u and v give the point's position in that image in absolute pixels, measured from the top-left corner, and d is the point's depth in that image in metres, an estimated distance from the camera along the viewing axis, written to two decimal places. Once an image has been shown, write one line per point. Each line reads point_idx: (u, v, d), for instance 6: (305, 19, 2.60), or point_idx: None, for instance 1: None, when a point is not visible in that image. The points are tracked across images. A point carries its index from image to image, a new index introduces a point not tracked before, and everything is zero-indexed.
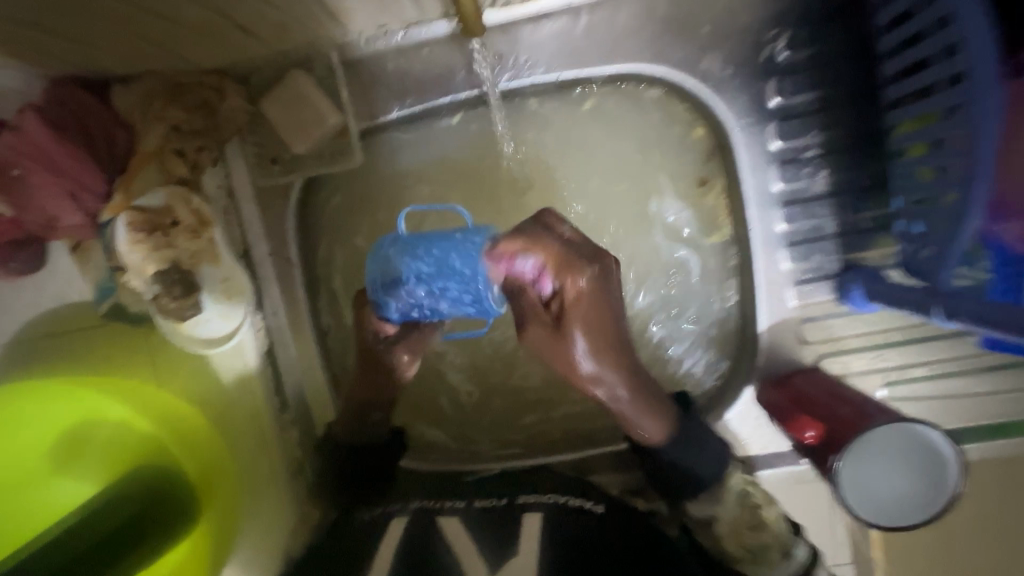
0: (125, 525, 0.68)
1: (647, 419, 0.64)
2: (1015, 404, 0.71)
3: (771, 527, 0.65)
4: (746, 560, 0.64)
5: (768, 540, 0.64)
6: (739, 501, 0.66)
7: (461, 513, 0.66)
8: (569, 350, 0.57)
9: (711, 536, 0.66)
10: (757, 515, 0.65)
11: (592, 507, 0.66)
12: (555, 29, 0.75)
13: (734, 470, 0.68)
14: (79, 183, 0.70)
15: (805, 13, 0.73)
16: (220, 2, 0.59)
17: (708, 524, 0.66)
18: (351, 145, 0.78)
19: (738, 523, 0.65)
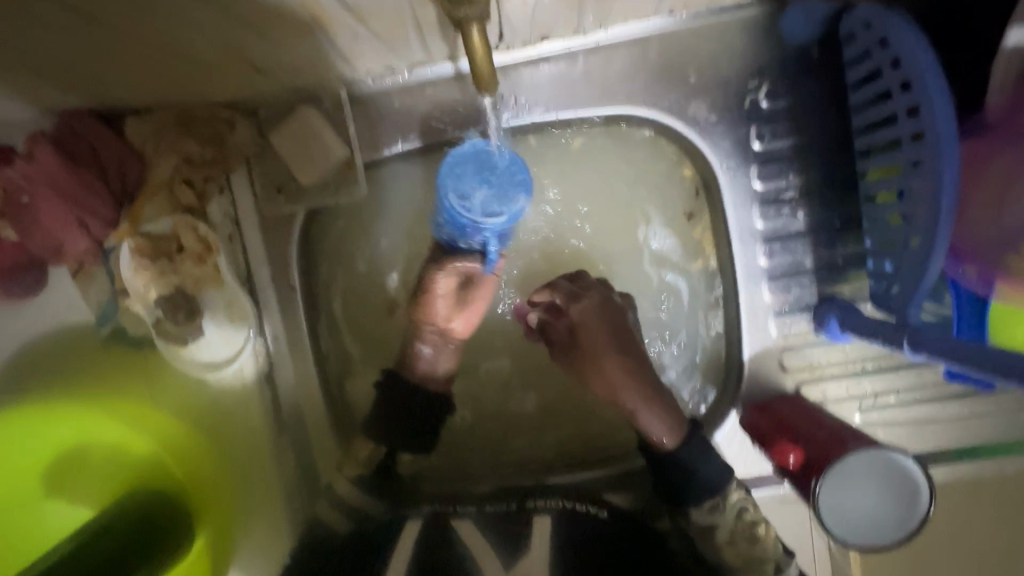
0: (127, 544, 0.68)
1: (656, 421, 0.74)
2: (968, 427, 0.79)
3: (766, 543, 0.70)
4: (742, 570, 0.70)
5: (761, 551, 0.69)
6: (736, 514, 0.71)
7: (474, 516, 0.69)
8: (586, 357, 0.77)
9: (712, 545, 0.71)
10: (754, 530, 0.70)
11: (597, 513, 0.70)
12: (553, 72, 0.78)
13: (729, 489, 0.71)
14: (89, 210, 0.73)
15: (783, 65, 0.77)
16: (242, 49, 0.62)
17: (710, 532, 0.71)
18: (355, 176, 0.80)
19: (735, 533, 0.70)
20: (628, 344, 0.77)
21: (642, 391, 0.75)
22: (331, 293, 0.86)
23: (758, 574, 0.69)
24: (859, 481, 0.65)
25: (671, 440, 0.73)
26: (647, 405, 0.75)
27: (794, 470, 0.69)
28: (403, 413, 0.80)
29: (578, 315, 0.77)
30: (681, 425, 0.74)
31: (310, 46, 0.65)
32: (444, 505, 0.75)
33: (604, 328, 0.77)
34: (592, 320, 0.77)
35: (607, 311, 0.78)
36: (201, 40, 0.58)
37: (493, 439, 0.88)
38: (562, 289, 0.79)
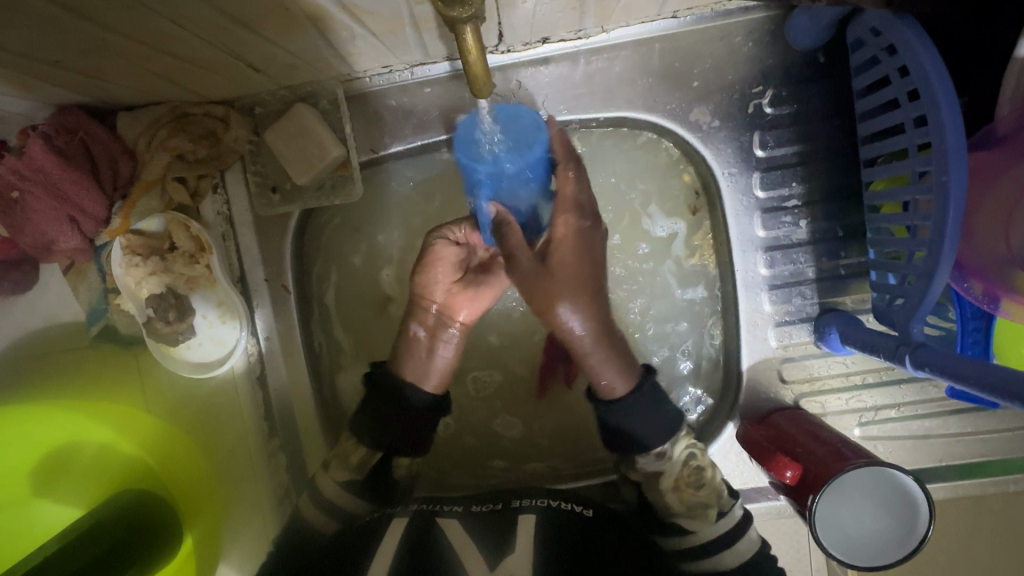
0: (126, 537, 0.67)
1: (608, 366, 0.74)
2: (970, 444, 0.78)
3: (710, 486, 0.72)
4: (685, 515, 0.71)
5: (705, 497, 0.71)
6: (684, 460, 0.72)
7: (459, 516, 0.67)
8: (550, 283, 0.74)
9: (657, 492, 0.72)
10: (700, 475, 0.72)
11: (581, 510, 0.68)
12: (554, 75, 0.77)
13: (678, 437, 0.72)
14: (80, 208, 0.73)
15: (789, 70, 0.75)
16: (234, 46, 0.61)
17: (657, 478, 0.72)
18: (351, 177, 0.79)
19: (681, 479, 0.72)
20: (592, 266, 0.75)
21: (598, 325, 0.75)
22: (322, 294, 0.84)
23: (699, 519, 0.70)
24: (850, 494, 0.65)
25: (622, 387, 0.73)
26: (600, 349, 0.74)
27: (791, 484, 0.67)
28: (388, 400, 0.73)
29: (555, 233, 0.73)
30: (633, 374, 0.74)
31: (305, 45, 0.64)
32: (428, 503, 0.72)
33: (580, 262, 0.74)
34: (569, 240, 0.73)
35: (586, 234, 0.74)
36: (193, 38, 0.57)
37: (485, 445, 0.86)
38: (564, 204, 0.72)
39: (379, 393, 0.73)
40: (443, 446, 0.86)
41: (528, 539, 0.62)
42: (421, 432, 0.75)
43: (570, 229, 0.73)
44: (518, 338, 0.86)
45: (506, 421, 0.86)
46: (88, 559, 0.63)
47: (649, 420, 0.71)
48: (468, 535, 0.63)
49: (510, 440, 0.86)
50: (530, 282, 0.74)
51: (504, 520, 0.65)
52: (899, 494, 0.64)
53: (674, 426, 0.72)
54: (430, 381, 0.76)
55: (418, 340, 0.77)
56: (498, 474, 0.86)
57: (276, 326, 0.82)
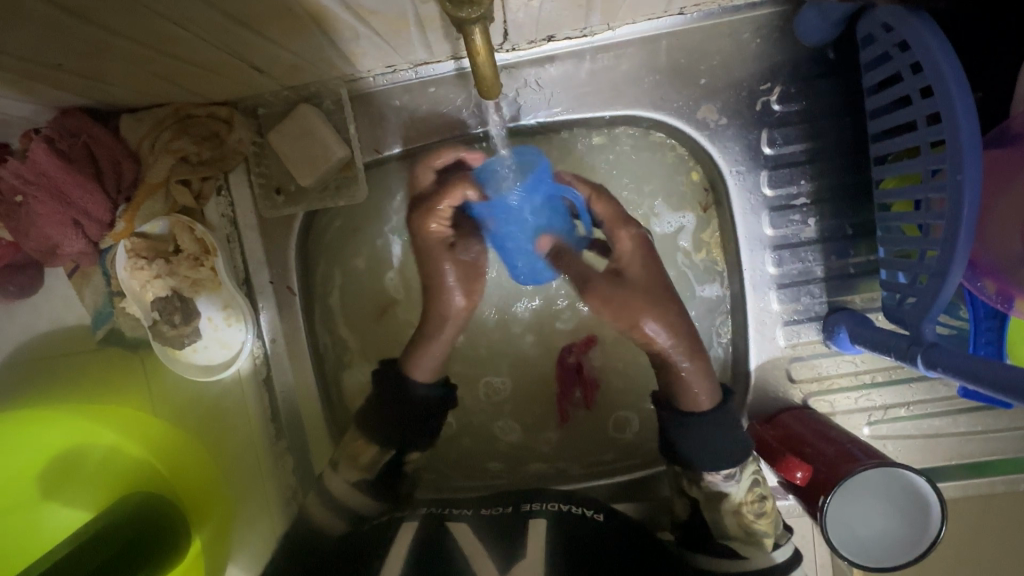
0: (138, 538, 0.67)
1: (700, 381, 0.72)
2: (981, 443, 0.77)
3: (769, 515, 0.70)
4: (740, 539, 0.69)
5: (764, 527, 0.70)
6: (749, 485, 0.70)
7: (469, 520, 0.67)
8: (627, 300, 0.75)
9: (715, 512, 0.71)
10: (762, 503, 0.70)
11: (593, 514, 0.67)
12: (559, 73, 0.76)
13: (748, 461, 0.71)
14: (84, 211, 0.73)
15: (798, 66, 0.74)
16: (238, 47, 0.60)
17: (717, 499, 0.70)
18: (356, 178, 0.78)
19: (743, 505, 0.70)
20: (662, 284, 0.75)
21: (678, 332, 0.72)
22: (327, 295, 0.84)
23: (755, 546, 0.69)
24: (863, 494, 0.65)
25: (707, 401, 0.71)
26: (689, 360, 0.72)
27: (800, 486, 0.67)
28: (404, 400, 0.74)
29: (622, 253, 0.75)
30: (716, 392, 0.72)
31: (309, 46, 0.63)
32: (438, 506, 0.72)
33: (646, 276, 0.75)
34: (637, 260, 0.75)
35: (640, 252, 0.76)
36: (195, 39, 0.57)
37: (493, 446, 0.86)
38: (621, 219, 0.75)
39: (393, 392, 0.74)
40: (452, 447, 0.86)
41: (537, 542, 0.62)
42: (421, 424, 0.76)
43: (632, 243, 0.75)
44: (526, 339, 0.85)
45: (505, 425, 0.86)
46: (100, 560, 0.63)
47: (726, 436, 0.70)
48: (476, 539, 0.63)
49: (518, 441, 0.86)
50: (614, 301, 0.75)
51: (512, 523, 0.65)
52: (909, 495, 0.63)
53: (741, 448, 0.70)
54: (422, 374, 0.76)
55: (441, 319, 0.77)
56: (506, 475, 0.85)
57: (282, 328, 0.81)
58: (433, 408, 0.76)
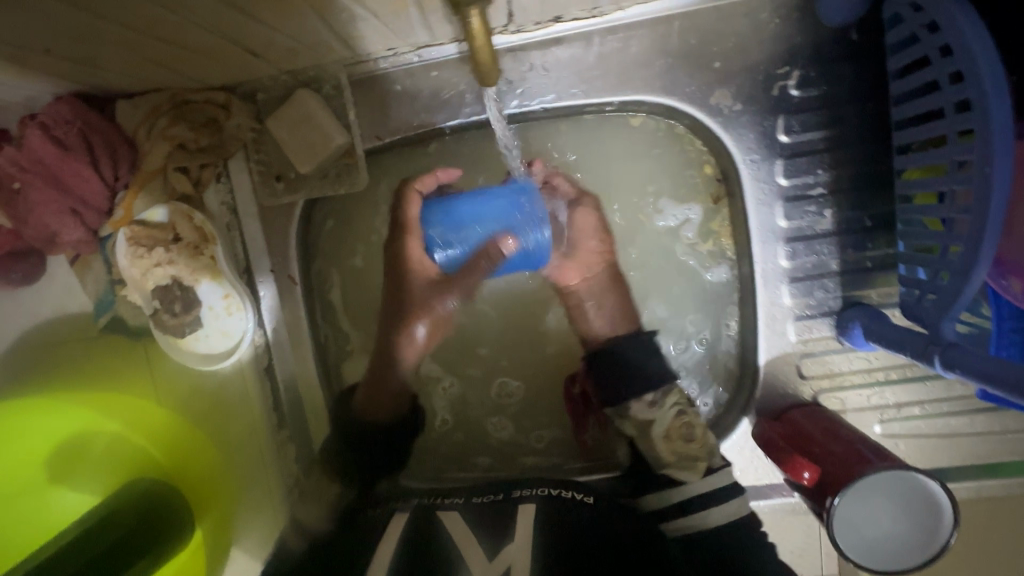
0: (140, 527, 0.67)
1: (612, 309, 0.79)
2: (995, 442, 0.75)
3: (701, 441, 0.74)
4: (674, 464, 0.73)
5: (695, 451, 0.73)
6: (674, 413, 0.74)
7: (460, 509, 0.66)
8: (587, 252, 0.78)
9: (648, 441, 0.75)
10: (691, 428, 0.74)
11: (583, 498, 0.67)
12: (566, 56, 0.73)
13: (671, 389, 0.75)
14: (81, 199, 0.72)
15: (817, 49, 0.71)
16: (232, 30, 0.58)
17: (648, 427, 0.75)
18: (357, 165, 0.77)
19: (672, 430, 0.74)
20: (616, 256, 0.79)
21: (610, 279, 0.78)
22: (328, 285, 0.83)
23: (690, 471, 0.72)
24: (874, 496, 0.62)
25: (610, 328, 0.79)
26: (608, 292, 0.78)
27: (809, 486, 0.65)
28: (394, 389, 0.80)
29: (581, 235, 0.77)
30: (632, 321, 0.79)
31: (305, 28, 0.61)
32: (430, 496, 0.72)
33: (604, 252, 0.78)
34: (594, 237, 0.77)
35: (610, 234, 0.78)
36: (187, 22, 0.55)
37: (493, 438, 0.85)
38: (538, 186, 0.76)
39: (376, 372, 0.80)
40: (450, 439, 0.85)
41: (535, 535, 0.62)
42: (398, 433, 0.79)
43: (588, 218, 0.77)
44: (529, 331, 0.84)
45: (497, 420, 0.85)
46: (110, 539, 0.65)
47: (638, 366, 0.76)
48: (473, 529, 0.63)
49: (518, 434, 0.85)
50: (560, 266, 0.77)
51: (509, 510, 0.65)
52: (923, 501, 0.61)
53: (661, 374, 0.76)
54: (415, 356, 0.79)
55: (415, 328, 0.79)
56: (505, 467, 0.85)
57: (282, 316, 0.81)
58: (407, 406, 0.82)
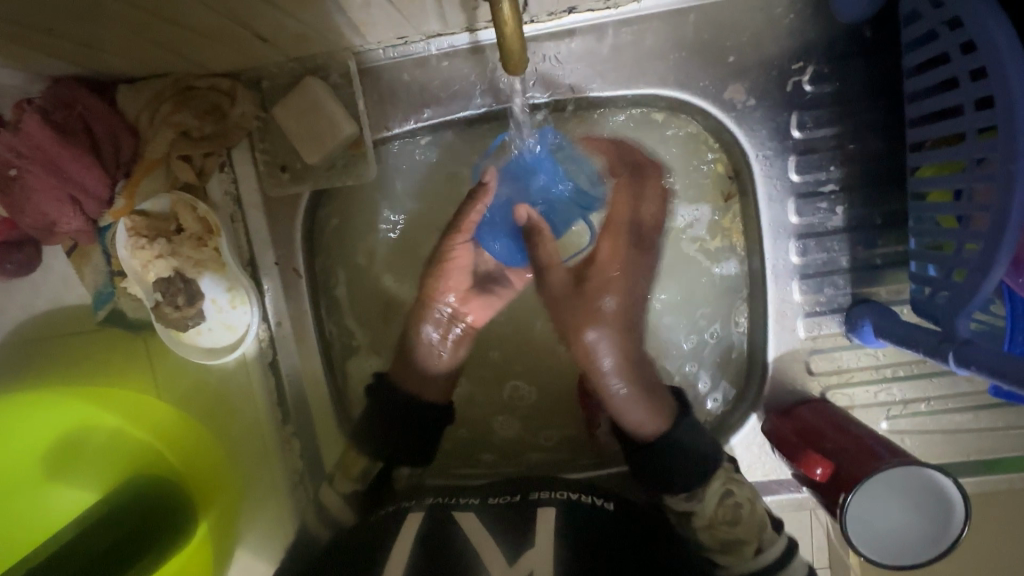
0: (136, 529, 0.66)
1: (638, 409, 0.74)
2: (999, 438, 0.76)
3: (748, 522, 0.69)
4: (718, 550, 0.69)
5: (741, 534, 0.68)
6: (717, 500, 0.70)
7: (477, 509, 0.67)
8: (592, 309, 0.78)
9: (691, 529, 0.72)
10: (734, 512, 0.69)
11: (603, 504, 0.67)
12: (580, 47, 0.72)
13: (712, 477, 0.71)
14: (81, 187, 0.70)
15: (832, 45, 0.70)
16: (242, 14, 0.56)
17: (688, 517, 0.71)
18: (364, 157, 0.75)
19: (715, 518, 0.70)
20: (637, 271, 0.78)
21: (620, 323, 0.77)
22: (334, 280, 0.81)
23: (734, 555, 0.68)
24: (881, 492, 0.63)
25: (649, 429, 0.73)
26: (633, 402, 0.74)
27: (820, 482, 0.66)
28: (412, 413, 0.77)
29: (600, 254, 0.78)
30: (666, 415, 0.74)
31: (315, 14, 0.59)
32: (445, 496, 0.71)
33: (620, 264, 0.78)
34: (612, 260, 0.78)
35: (622, 248, 0.78)
36: (197, 4, 0.53)
37: (499, 435, 0.84)
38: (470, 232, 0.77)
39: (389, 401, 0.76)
40: (454, 437, 0.84)
41: (549, 535, 0.62)
42: (429, 445, 0.79)
43: (614, 248, 0.78)
44: (536, 327, 0.84)
45: (503, 418, 0.84)
46: (110, 541, 0.64)
47: (679, 456, 0.71)
48: (487, 530, 0.63)
49: (525, 431, 0.84)
50: (564, 301, 0.80)
51: (524, 511, 0.65)
52: (936, 496, 0.61)
53: (704, 455, 0.71)
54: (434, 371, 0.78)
55: (432, 343, 0.78)
56: (511, 464, 0.84)
57: (287, 311, 0.80)
58: (435, 425, 0.79)
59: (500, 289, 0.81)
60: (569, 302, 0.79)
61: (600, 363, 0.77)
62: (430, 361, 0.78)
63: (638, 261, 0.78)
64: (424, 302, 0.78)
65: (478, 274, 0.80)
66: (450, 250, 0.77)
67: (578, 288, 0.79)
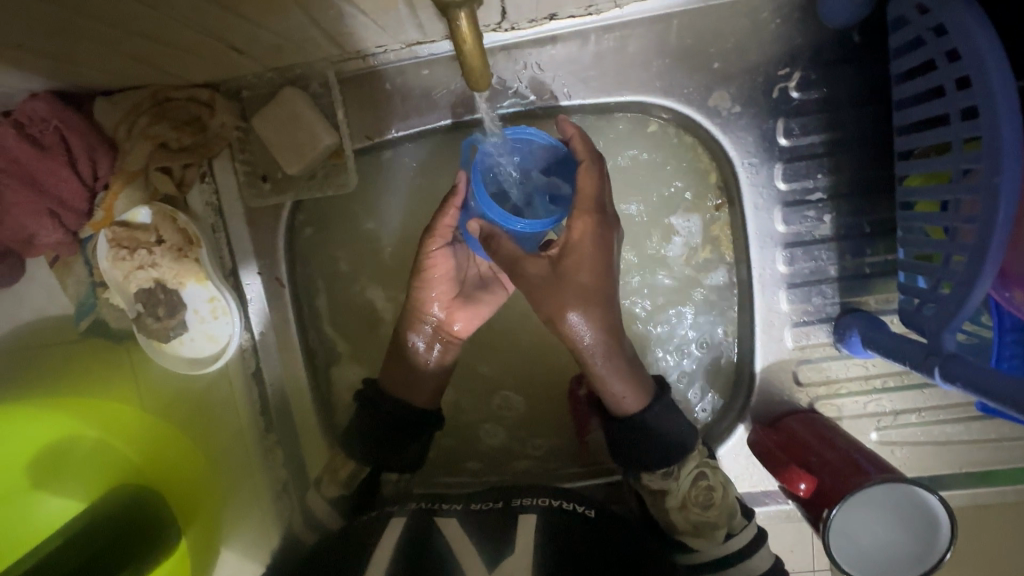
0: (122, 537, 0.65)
1: (619, 380, 0.67)
2: (992, 450, 0.75)
3: (718, 507, 0.68)
4: (689, 533, 0.68)
5: (713, 518, 0.68)
6: (692, 482, 0.68)
7: (459, 516, 0.66)
8: (566, 292, 0.63)
9: (663, 509, 0.69)
10: (709, 496, 0.68)
11: (585, 511, 0.66)
12: (562, 55, 0.71)
13: (689, 456, 0.68)
14: (58, 199, 0.70)
15: (819, 50, 0.69)
16: (215, 26, 0.56)
17: (661, 496, 0.69)
18: (345, 166, 0.75)
19: (687, 500, 0.68)
20: (610, 246, 0.63)
21: (592, 290, 0.63)
22: (317, 290, 0.81)
23: (705, 539, 0.68)
24: (866, 507, 0.62)
25: (632, 403, 0.68)
26: (608, 361, 0.66)
27: (804, 497, 0.64)
28: (395, 420, 0.72)
29: (570, 235, 0.61)
30: (646, 394, 0.68)
31: (290, 26, 0.59)
32: (427, 501, 0.71)
33: (597, 245, 0.62)
34: (586, 240, 0.61)
35: (603, 225, 0.62)
36: (166, 18, 0.52)
37: (484, 445, 0.84)
38: (445, 236, 0.70)
39: (371, 403, 0.73)
40: (439, 446, 0.84)
41: (530, 544, 0.61)
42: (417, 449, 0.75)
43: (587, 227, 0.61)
44: (521, 336, 0.83)
45: (488, 428, 0.84)
46: (93, 549, 0.63)
47: (664, 439, 0.67)
48: (468, 538, 0.62)
49: (511, 441, 0.84)
50: (540, 289, 0.63)
51: (506, 520, 0.65)
52: (922, 513, 0.60)
53: (683, 450, 0.68)
54: (419, 383, 0.74)
55: (419, 351, 0.74)
56: (496, 474, 0.83)
57: (271, 320, 0.79)
58: (418, 430, 0.74)
59: (487, 296, 0.76)
60: (542, 287, 0.63)
61: (581, 343, 0.65)
62: (418, 366, 0.74)
63: (609, 233, 0.63)
64: (411, 313, 0.74)
65: (465, 282, 0.76)
66: (427, 258, 0.71)
67: (555, 272, 0.62)
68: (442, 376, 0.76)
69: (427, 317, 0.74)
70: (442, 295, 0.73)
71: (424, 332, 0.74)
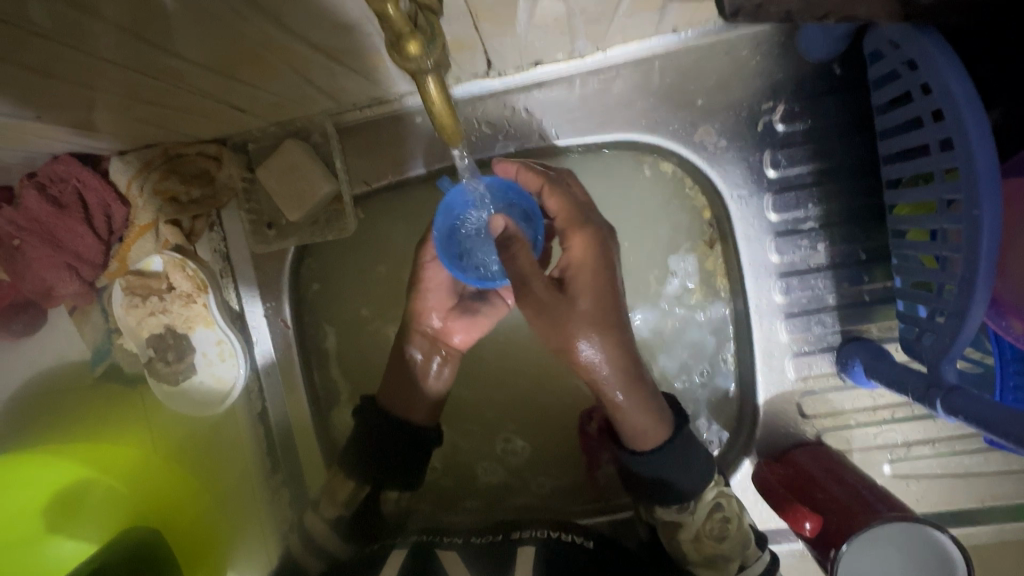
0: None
1: (641, 415, 0.63)
2: (1015, 482, 0.71)
3: (733, 541, 0.66)
4: (702, 564, 0.66)
5: (727, 550, 0.66)
6: (708, 513, 0.65)
7: (459, 549, 0.66)
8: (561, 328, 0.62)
9: (676, 542, 0.67)
10: (725, 527, 0.66)
11: (583, 542, 0.66)
12: (550, 97, 0.73)
13: (710, 486, 0.66)
14: (76, 254, 0.74)
15: (802, 83, 0.70)
16: (217, 91, 0.60)
17: (675, 530, 0.67)
18: (345, 212, 0.78)
19: (703, 532, 0.66)
20: (608, 272, 0.63)
21: (598, 310, 0.60)
22: (320, 330, 0.83)
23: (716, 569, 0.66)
24: (886, 548, 0.58)
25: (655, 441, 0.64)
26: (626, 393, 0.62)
27: (812, 535, 0.63)
28: (391, 454, 0.73)
29: (572, 254, 0.63)
30: (668, 425, 0.64)
31: (286, 85, 0.63)
32: (429, 534, 0.71)
33: (597, 261, 0.63)
34: (590, 255, 0.63)
35: (583, 263, 0.63)
36: (171, 87, 0.56)
37: (488, 482, 0.83)
38: None
39: (367, 430, 0.73)
40: (443, 483, 0.84)
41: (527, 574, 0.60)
42: (412, 467, 0.75)
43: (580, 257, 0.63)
44: (521, 372, 0.83)
45: (489, 466, 0.83)
46: None
47: (679, 471, 0.64)
48: (466, 568, 0.62)
49: (513, 477, 0.83)
50: (546, 321, 0.61)
51: (505, 552, 0.64)
52: (938, 556, 0.58)
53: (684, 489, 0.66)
54: (418, 416, 0.75)
55: (416, 363, 0.75)
56: (500, 511, 0.83)
57: (277, 361, 0.82)
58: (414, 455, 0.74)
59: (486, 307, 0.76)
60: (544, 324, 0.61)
61: (598, 375, 0.62)
62: (418, 384, 0.75)
63: (594, 268, 0.63)
64: (409, 322, 0.75)
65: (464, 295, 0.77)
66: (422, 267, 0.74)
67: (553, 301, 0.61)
68: (434, 410, 0.76)
69: (425, 324, 0.75)
70: (434, 300, 0.75)
71: (421, 343, 0.75)
